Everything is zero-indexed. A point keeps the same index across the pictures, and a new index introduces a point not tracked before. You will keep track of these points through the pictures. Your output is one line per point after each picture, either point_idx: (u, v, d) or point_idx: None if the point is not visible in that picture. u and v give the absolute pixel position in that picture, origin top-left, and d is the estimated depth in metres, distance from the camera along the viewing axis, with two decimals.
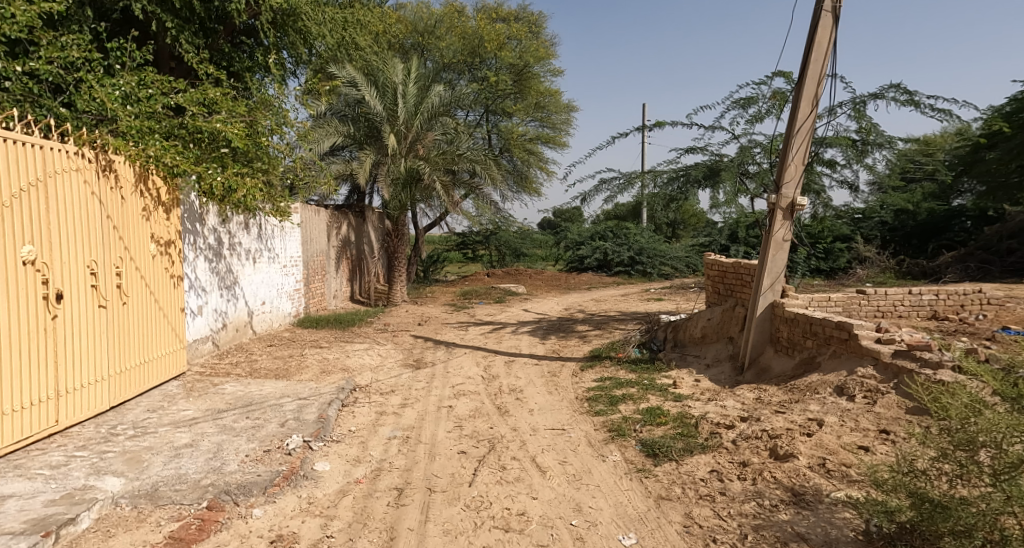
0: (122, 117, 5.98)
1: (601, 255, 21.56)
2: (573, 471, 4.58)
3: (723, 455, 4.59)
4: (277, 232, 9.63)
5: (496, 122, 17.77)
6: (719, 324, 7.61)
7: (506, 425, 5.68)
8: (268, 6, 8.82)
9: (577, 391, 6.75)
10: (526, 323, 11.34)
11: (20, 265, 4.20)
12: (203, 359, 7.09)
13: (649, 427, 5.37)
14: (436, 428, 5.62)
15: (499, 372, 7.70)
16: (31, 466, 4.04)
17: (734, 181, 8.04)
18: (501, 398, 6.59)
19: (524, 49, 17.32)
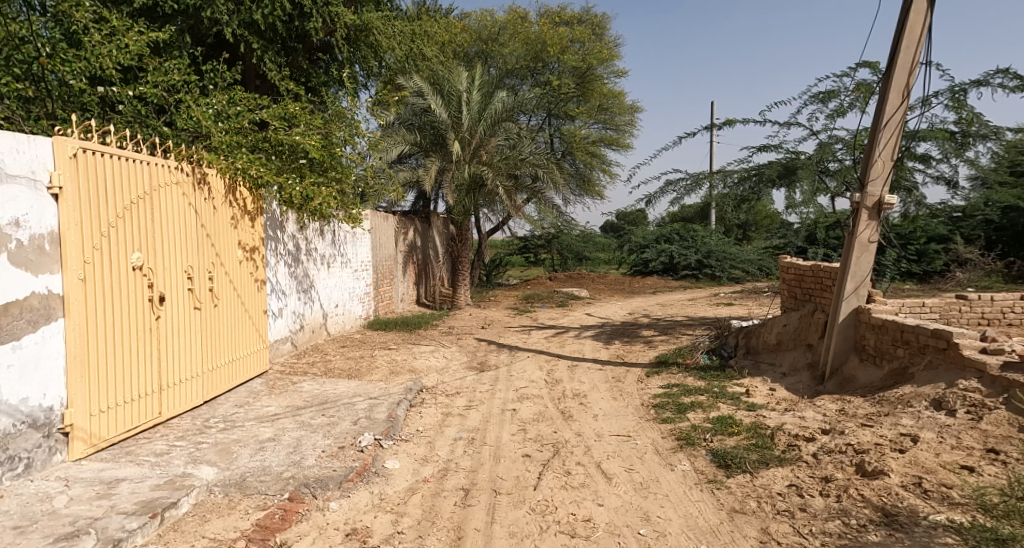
0: (214, 133, 6.40)
1: (667, 258, 21.20)
2: (640, 479, 4.57)
3: (802, 469, 4.46)
4: (350, 238, 10.07)
5: (559, 125, 17.79)
6: (796, 330, 7.37)
7: (571, 430, 5.73)
8: (343, 22, 9.31)
9: (643, 397, 6.70)
10: (589, 327, 11.32)
11: (131, 269, 4.63)
12: (283, 359, 7.52)
13: (720, 437, 5.28)
14: (501, 431, 5.72)
15: (562, 377, 7.75)
16: (139, 453, 4.43)
17: (813, 180, 7.73)
18: (565, 402, 6.63)
19: (588, 51, 17.35)
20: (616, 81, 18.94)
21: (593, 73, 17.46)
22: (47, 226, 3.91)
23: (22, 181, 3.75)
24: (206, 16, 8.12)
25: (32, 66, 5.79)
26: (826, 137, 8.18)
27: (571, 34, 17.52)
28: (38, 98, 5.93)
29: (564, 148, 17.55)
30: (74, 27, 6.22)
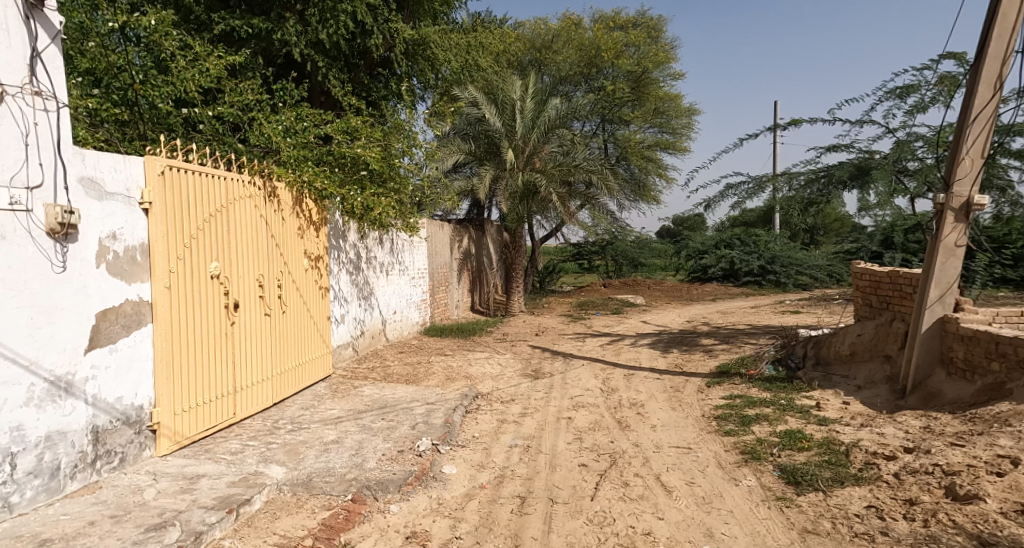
0: (283, 148, 6.70)
1: (727, 264, 20.64)
2: (702, 493, 4.49)
3: (883, 490, 4.27)
4: (407, 246, 10.32)
5: (613, 130, 17.67)
6: (872, 340, 7.02)
7: (628, 440, 5.69)
8: (402, 37, 9.67)
9: (704, 408, 6.57)
10: (646, 335, 11.17)
11: (210, 277, 4.94)
12: (344, 363, 7.79)
13: (789, 452, 5.12)
14: (556, 439, 5.74)
15: (618, 385, 7.68)
16: (216, 451, 4.70)
17: (889, 180, 7.34)
18: (622, 412, 6.58)
19: (643, 55, 17.22)
20: (672, 84, 18.67)
21: (649, 76, 17.30)
22: (138, 238, 4.26)
23: (119, 198, 4.12)
24: (276, 38, 8.62)
25: (126, 92, 6.40)
26: (904, 133, 7.65)
27: (626, 38, 17.41)
28: (132, 120, 6.49)
29: (619, 153, 17.43)
30: (163, 53, 6.71)
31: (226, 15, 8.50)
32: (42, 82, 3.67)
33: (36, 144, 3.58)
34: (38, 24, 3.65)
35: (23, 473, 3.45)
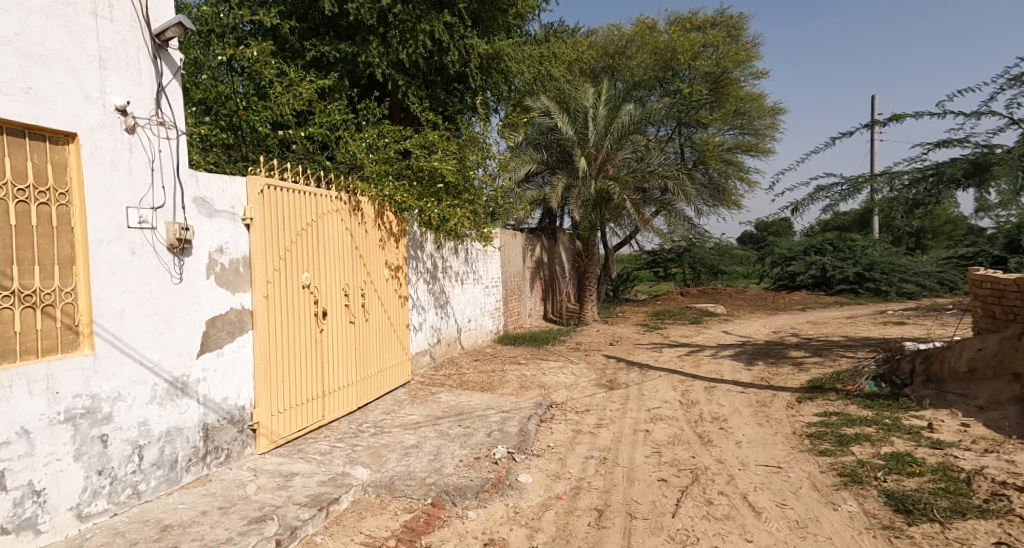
0: (366, 164, 7.02)
1: (818, 271, 19.59)
2: (795, 516, 4.30)
3: (1013, 526, 3.93)
4: (481, 255, 10.51)
5: (689, 134, 17.26)
6: (996, 356, 6.27)
7: (711, 456, 5.54)
8: (476, 52, 9.98)
9: (795, 425, 6.29)
10: (728, 346, 10.81)
11: (302, 287, 5.27)
12: (422, 370, 8.03)
13: (897, 477, 4.80)
14: (634, 452, 5.67)
15: (699, 398, 7.49)
16: (308, 451, 4.99)
17: (1015, 177, 5.95)
18: (703, 426, 6.41)
19: (722, 55, 16.76)
20: (754, 83, 18.03)
21: (728, 76, 16.81)
22: (241, 252, 4.64)
23: (225, 216, 4.51)
24: (361, 60, 9.08)
25: (232, 118, 7.02)
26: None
27: (704, 39, 17.03)
28: (236, 144, 7.15)
29: (696, 158, 17.03)
30: (262, 81, 7.26)
31: (317, 42, 9.07)
32: (166, 114, 4.12)
33: (160, 169, 4.03)
34: (163, 63, 4.14)
35: (149, 464, 3.87)
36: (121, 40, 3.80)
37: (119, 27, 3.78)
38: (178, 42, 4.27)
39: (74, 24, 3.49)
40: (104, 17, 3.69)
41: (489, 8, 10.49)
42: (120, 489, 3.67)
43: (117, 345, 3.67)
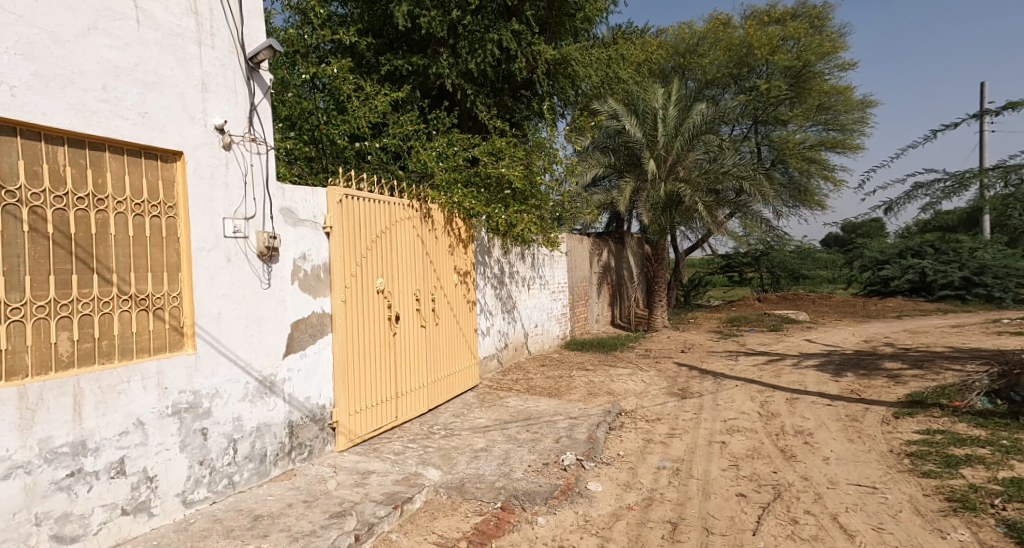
0: (436, 172, 7.20)
1: (916, 275, 18.33)
2: (892, 541, 4.04)
3: None
4: (548, 260, 10.52)
5: (767, 132, 16.65)
6: None
7: (795, 472, 5.30)
8: (544, 58, 10.03)
9: (893, 443, 5.91)
10: (811, 356, 10.31)
11: (377, 292, 5.48)
12: (490, 375, 8.14)
13: (1014, 505, 4.40)
14: (709, 464, 5.52)
15: (780, 410, 7.19)
16: (383, 450, 5.18)
17: None
18: (785, 440, 6.15)
19: (803, 48, 16.06)
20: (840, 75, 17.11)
21: (811, 70, 16.08)
22: (323, 258, 4.89)
23: (308, 225, 4.76)
24: (432, 72, 9.34)
25: (314, 133, 7.41)
26: None
27: (784, 32, 16.39)
28: (317, 157, 7.47)
29: (774, 157, 16.48)
30: (341, 96, 7.61)
31: (391, 56, 9.44)
32: (257, 132, 4.42)
33: (252, 183, 4.32)
34: (255, 84, 4.46)
35: (242, 457, 4.15)
36: (220, 65, 4.15)
37: (219, 53, 4.13)
38: (269, 64, 4.58)
39: (182, 53, 3.86)
40: (207, 45, 4.05)
41: (556, 14, 10.55)
42: (218, 479, 3.96)
43: (215, 345, 3.97)
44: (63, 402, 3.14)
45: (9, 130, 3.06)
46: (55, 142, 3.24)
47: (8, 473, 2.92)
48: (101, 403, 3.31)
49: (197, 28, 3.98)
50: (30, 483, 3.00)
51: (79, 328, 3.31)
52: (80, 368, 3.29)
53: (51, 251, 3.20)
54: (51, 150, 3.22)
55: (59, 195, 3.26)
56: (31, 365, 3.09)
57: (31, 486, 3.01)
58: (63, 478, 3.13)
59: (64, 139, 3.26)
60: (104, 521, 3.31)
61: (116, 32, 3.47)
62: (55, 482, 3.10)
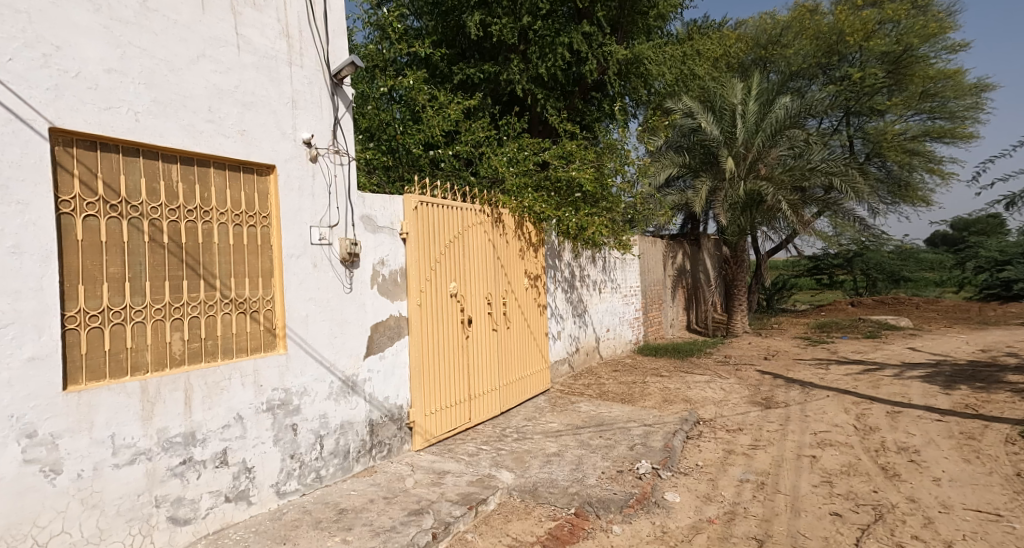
0: (506, 177, 7.26)
1: None
2: None
3: None
4: (619, 263, 10.38)
5: (861, 124, 15.66)
6: None
7: (899, 493, 4.95)
8: (615, 58, 9.93)
9: (1016, 467, 5.40)
10: (915, 366, 9.57)
11: (450, 296, 5.59)
12: (562, 379, 8.13)
13: None
14: (797, 480, 5.26)
15: (880, 424, 6.74)
16: (457, 451, 5.28)
17: None
18: (887, 457, 5.75)
19: (904, 30, 14.82)
20: (948, 58, 15.75)
21: (914, 54, 14.84)
22: (400, 263, 5.07)
23: (386, 232, 4.94)
24: (503, 78, 9.49)
25: (392, 142, 7.68)
26: None
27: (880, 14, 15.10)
28: (394, 165, 7.70)
29: (870, 150, 15.48)
30: (417, 106, 7.84)
31: (463, 66, 9.65)
32: (340, 144, 4.63)
33: (336, 192, 4.54)
34: (339, 99, 4.68)
35: (328, 452, 4.36)
36: (308, 82, 4.40)
37: (308, 72, 4.39)
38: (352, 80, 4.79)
39: (275, 73, 4.13)
40: (297, 65, 4.31)
41: (628, 13, 10.43)
42: (307, 472, 4.19)
43: (303, 346, 4.20)
44: (176, 395, 3.42)
45: (134, 151, 3.37)
46: (169, 160, 3.54)
47: (133, 458, 3.22)
48: (208, 398, 3.58)
49: (289, 50, 4.24)
50: (151, 468, 3.29)
51: (188, 329, 3.59)
52: (190, 365, 3.57)
53: (167, 259, 3.49)
54: (166, 168, 3.52)
55: (173, 208, 3.55)
56: (150, 362, 3.38)
57: (152, 471, 3.30)
58: (176, 466, 3.40)
59: (177, 158, 3.56)
60: (211, 506, 3.58)
61: (220, 58, 3.76)
62: (171, 468, 3.38)
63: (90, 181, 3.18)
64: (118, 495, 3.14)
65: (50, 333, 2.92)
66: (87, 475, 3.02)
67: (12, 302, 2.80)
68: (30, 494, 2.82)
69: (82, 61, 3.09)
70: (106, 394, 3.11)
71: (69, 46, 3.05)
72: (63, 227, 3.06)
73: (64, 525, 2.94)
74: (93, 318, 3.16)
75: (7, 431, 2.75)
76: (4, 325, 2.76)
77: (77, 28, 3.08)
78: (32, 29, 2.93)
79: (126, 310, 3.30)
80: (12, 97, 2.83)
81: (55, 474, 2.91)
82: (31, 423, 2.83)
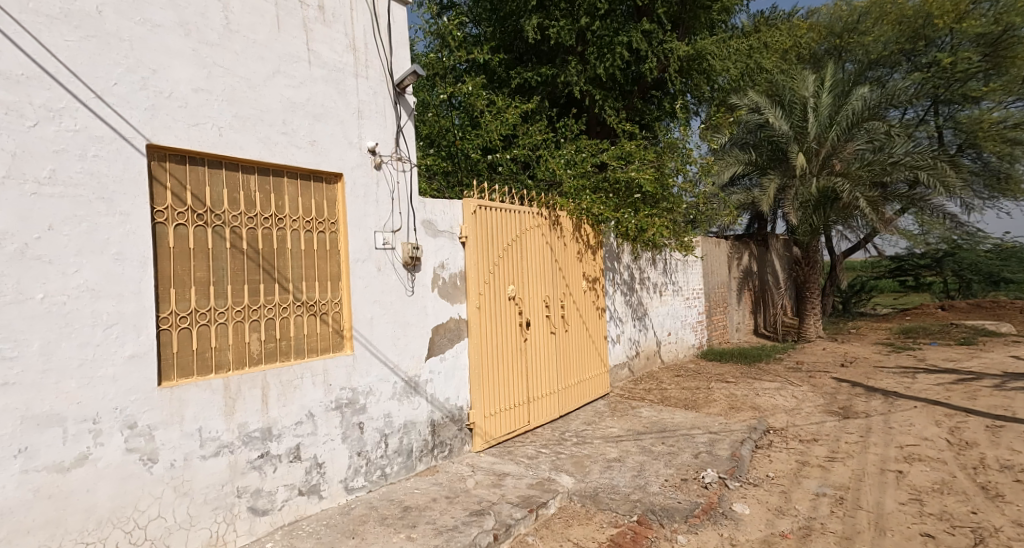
0: (564, 179, 7.22)
1: None
2: None
3: None
4: (681, 265, 10.12)
5: (951, 113, 14.55)
6: None
7: (999, 515, 4.56)
8: (676, 56, 9.70)
9: None
10: (1016, 377, 8.79)
11: (508, 299, 5.63)
12: (621, 383, 8.01)
13: None
14: (879, 495, 4.95)
15: (975, 439, 6.24)
16: (517, 453, 5.30)
17: None
18: (983, 475, 5.31)
19: (1002, 9, 13.64)
20: None
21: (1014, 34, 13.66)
22: (459, 267, 5.16)
23: (446, 236, 5.04)
24: (560, 80, 9.47)
25: (451, 148, 7.83)
26: None
27: None
28: (453, 171, 7.85)
29: (962, 142, 14.38)
30: (475, 112, 7.94)
31: (521, 70, 9.71)
32: (403, 151, 4.76)
33: (399, 198, 4.68)
34: (402, 108, 4.81)
35: (393, 451, 4.48)
36: (373, 93, 4.56)
37: (372, 83, 4.55)
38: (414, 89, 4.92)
39: (343, 85, 4.31)
40: (362, 76, 4.48)
41: (690, 8, 10.18)
42: (373, 469, 4.32)
43: (369, 347, 4.34)
44: (254, 392, 3.62)
45: (217, 163, 3.60)
46: (248, 171, 3.75)
47: (218, 451, 3.43)
48: (282, 395, 3.76)
49: (355, 62, 4.42)
50: (234, 460, 3.49)
51: (265, 330, 3.79)
52: (266, 364, 3.77)
53: (246, 264, 3.70)
54: (246, 179, 3.73)
55: (252, 216, 3.76)
56: (231, 361, 3.59)
57: (234, 463, 3.50)
58: (256, 459, 3.60)
59: (255, 169, 3.77)
60: (286, 499, 3.76)
61: (293, 73, 3.97)
62: (250, 461, 3.57)
63: (180, 192, 3.41)
64: (205, 484, 3.36)
65: (147, 333, 3.16)
66: (179, 465, 3.25)
67: (116, 304, 3.04)
68: (131, 481, 3.06)
69: (173, 83, 3.34)
70: (193, 389, 3.33)
71: (163, 69, 3.30)
72: (158, 236, 3.30)
73: (160, 510, 3.16)
74: (182, 319, 3.38)
75: (112, 422, 2.99)
76: (109, 325, 3.01)
77: (170, 52, 3.33)
78: (133, 55, 3.19)
79: (210, 312, 3.51)
80: (116, 117, 3.09)
81: (152, 463, 3.14)
82: (131, 415, 3.07)
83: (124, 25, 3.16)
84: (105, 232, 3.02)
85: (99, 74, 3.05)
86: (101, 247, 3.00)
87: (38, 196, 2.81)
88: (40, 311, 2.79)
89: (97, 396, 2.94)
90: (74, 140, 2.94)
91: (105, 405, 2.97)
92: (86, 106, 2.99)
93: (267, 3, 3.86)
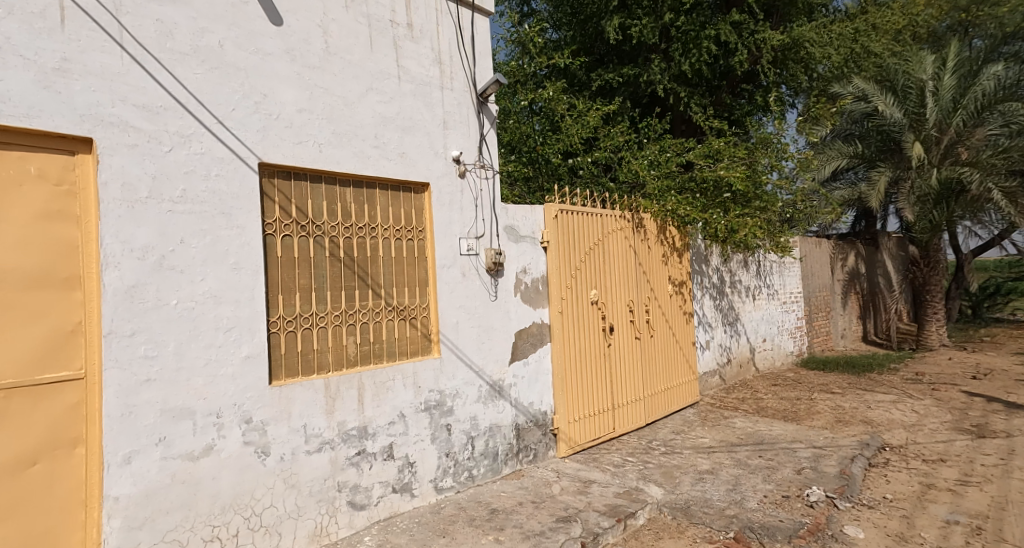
0: (647, 181, 7.01)
1: None
2: None
3: None
4: (777, 268, 9.51)
5: None
6: None
7: None
8: (769, 46, 9.17)
9: None
10: None
11: (591, 303, 5.57)
12: (712, 392, 7.64)
13: None
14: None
15: None
16: (603, 460, 5.22)
17: None
18: None
19: None
20: None
21: None
22: (541, 271, 5.18)
23: (528, 241, 5.09)
24: (643, 80, 9.25)
25: (532, 154, 7.90)
26: None
27: None
28: (534, 176, 7.94)
29: None
30: (556, 116, 7.94)
31: (602, 71, 9.59)
32: (486, 159, 4.87)
33: (482, 205, 4.78)
34: (484, 117, 4.94)
35: (479, 453, 4.57)
36: (457, 103, 4.71)
37: (457, 94, 4.70)
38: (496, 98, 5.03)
39: (429, 98, 4.49)
40: (447, 88, 4.64)
41: None
42: (461, 470, 4.43)
43: (455, 351, 4.47)
44: (351, 393, 3.85)
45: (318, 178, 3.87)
46: (346, 185, 4.00)
47: (320, 447, 3.67)
48: (376, 396, 3.96)
49: (440, 75, 4.58)
50: (334, 456, 3.72)
51: (360, 334, 4.01)
52: (362, 366, 3.98)
53: (343, 272, 3.93)
54: (343, 192, 3.98)
55: (349, 226, 4.00)
56: (331, 362, 3.83)
57: (334, 459, 3.72)
58: (353, 455, 3.81)
59: (351, 182, 4.01)
60: (381, 495, 3.94)
61: (384, 89, 4.20)
62: (348, 458, 3.79)
63: (287, 206, 3.70)
64: (310, 477, 3.60)
65: (259, 335, 3.45)
66: (287, 459, 3.51)
67: (234, 309, 3.34)
68: (248, 471, 3.34)
69: (281, 105, 3.64)
70: (297, 389, 3.59)
71: (272, 93, 3.61)
72: (268, 247, 3.60)
73: (272, 500, 3.43)
74: (288, 323, 3.66)
75: (231, 417, 3.29)
76: (229, 328, 3.31)
77: (278, 77, 3.64)
78: (248, 82, 3.51)
79: (312, 316, 3.77)
80: (234, 140, 3.41)
81: (265, 456, 3.42)
82: (247, 411, 3.36)
83: (241, 56, 3.48)
84: (225, 244, 3.33)
85: (221, 102, 3.38)
86: (222, 257, 3.31)
87: (173, 213, 3.14)
88: (175, 315, 3.11)
89: (220, 392, 3.25)
90: (201, 161, 3.27)
91: (225, 401, 3.28)
92: (211, 131, 3.32)
93: (360, 24, 4.10)
